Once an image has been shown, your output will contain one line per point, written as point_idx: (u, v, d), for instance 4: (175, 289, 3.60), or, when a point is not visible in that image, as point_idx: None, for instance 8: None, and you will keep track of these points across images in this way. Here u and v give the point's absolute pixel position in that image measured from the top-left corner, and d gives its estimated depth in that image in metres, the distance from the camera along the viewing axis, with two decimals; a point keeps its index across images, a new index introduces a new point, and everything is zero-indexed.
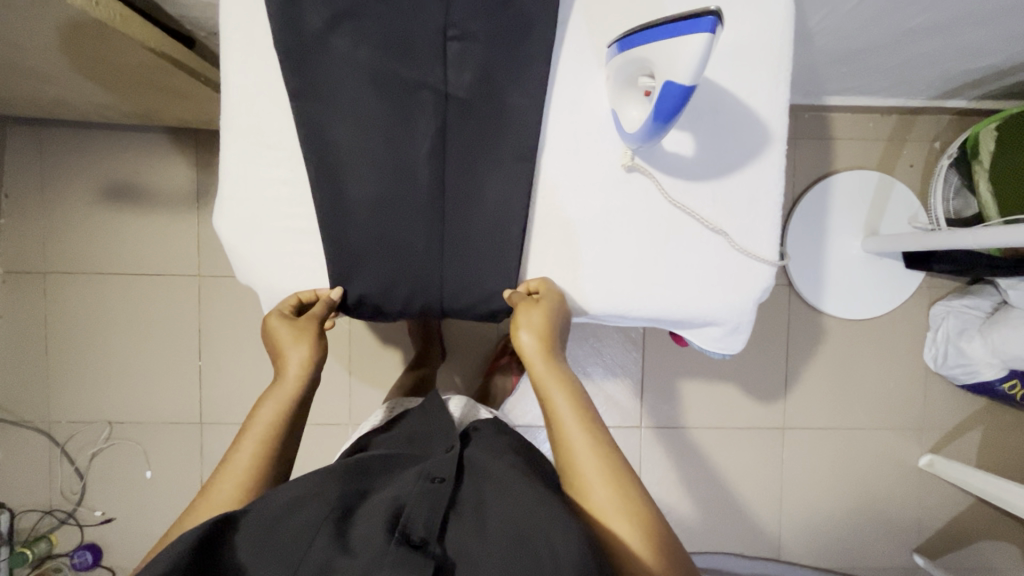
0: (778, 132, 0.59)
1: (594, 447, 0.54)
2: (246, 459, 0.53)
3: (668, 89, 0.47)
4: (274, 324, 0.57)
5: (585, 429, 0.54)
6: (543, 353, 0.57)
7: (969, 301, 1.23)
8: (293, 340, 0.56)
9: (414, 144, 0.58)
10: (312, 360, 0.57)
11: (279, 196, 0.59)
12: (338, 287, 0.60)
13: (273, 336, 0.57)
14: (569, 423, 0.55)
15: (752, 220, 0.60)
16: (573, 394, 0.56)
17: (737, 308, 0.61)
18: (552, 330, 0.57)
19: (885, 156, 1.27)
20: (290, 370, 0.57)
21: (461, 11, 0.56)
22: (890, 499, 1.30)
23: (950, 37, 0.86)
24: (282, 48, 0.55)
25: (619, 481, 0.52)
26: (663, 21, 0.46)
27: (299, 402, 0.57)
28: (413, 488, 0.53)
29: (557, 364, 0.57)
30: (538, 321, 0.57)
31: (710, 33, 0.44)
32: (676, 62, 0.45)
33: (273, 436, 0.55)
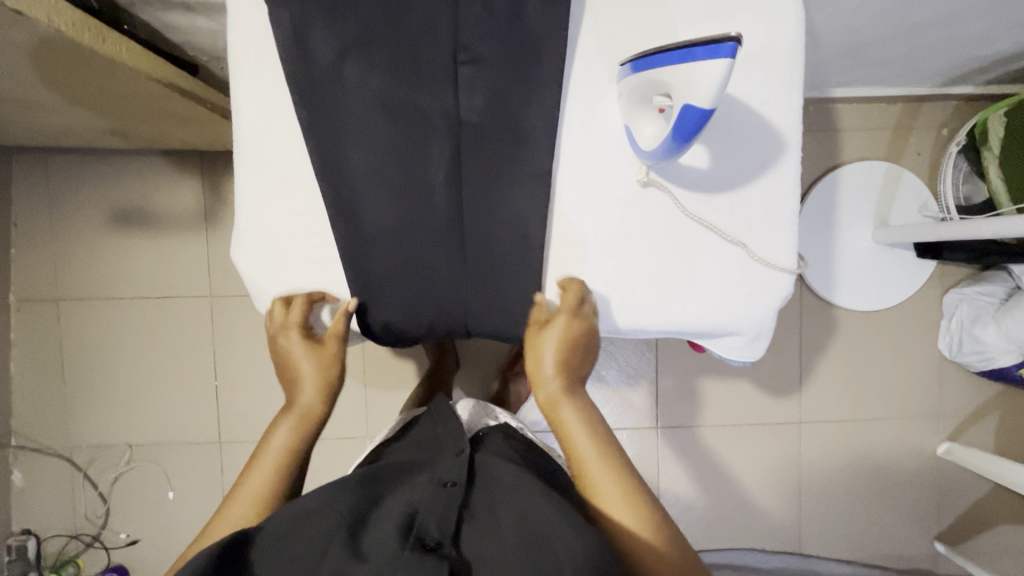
0: (793, 139, 0.59)
1: (603, 458, 0.54)
2: (262, 478, 0.54)
3: (687, 112, 0.47)
4: (296, 342, 0.58)
5: (593, 443, 0.55)
6: (554, 372, 0.57)
7: (982, 288, 1.22)
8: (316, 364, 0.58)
9: (427, 169, 0.58)
10: (327, 383, 0.58)
11: (295, 227, 0.59)
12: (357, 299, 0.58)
13: (293, 354, 0.58)
14: (577, 435, 0.55)
15: (770, 230, 0.60)
16: (583, 412, 0.56)
17: (758, 318, 0.61)
18: (564, 347, 0.57)
19: (892, 146, 1.26)
20: (306, 393, 0.57)
21: (471, 34, 0.55)
22: (909, 487, 1.31)
23: (958, 25, 0.85)
24: (293, 82, 0.55)
25: (633, 493, 0.53)
26: (676, 45, 0.46)
27: (316, 425, 0.58)
28: (424, 493, 0.53)
29: (565, 380, 0.57)
30: (551, 339, 0.57)
31: (729, 59, 0.44)
32: (694, 85, 0.45)
33: (290, 456, 0.56)
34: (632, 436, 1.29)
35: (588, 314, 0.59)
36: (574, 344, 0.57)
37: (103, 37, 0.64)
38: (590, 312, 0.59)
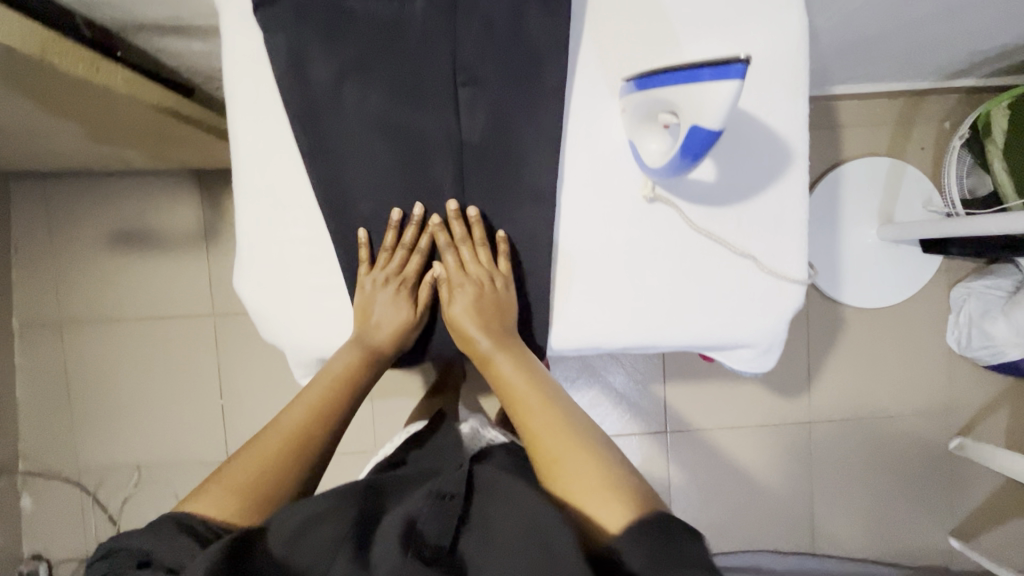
0: (800, 149, 0.58)
1: (539, 401, 0.56)
2: (317, 398, 0.57)
3: (695, 133, 0.46)
4: (380, 283, 0.58)
5: (530, 385, 0.57)
6: (484, 336, 0.58)
7: (990, 281, 1.21)
8: (394, 310, 0.59)
9: (431, 195, 0.57)
10: (401, 332, 0.60)
11: (299, 255, 0.58)
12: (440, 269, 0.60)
13: (369, 296, 0.58)
14: (513, 378, 0.57)
15: (779, 241, 0.59)
16: (518, 372, 0.57)
17: (770, 331, 0.60)
18: (479, 305, 0.58)
19: (895, 141, 1.25)
20: (382, 335, 0.59)
21: (470, 55, 0.55)
22: (922, 482, 1.30)
23: (960, 20, 0.84)
24: (292, 109, 0.55)
25: (584, 454, 0.51)
26: (681, 66, 0.45)
27: (376, 364, 0.59)
28: (423, 503, 0.51)
29: (494, 332, 0.58)
30: (462, 308, 0.58)
31: (739, 81, 0.43)
32: (702, 108, 0.44)
33: (347, 385, 0.58)
34: (642, 441, 1.28)
35: (487, 264, 0.59)
36: (486, 304, 0.58)
37: (98, 67, 0.64)
38: (482, 267, 0.58)
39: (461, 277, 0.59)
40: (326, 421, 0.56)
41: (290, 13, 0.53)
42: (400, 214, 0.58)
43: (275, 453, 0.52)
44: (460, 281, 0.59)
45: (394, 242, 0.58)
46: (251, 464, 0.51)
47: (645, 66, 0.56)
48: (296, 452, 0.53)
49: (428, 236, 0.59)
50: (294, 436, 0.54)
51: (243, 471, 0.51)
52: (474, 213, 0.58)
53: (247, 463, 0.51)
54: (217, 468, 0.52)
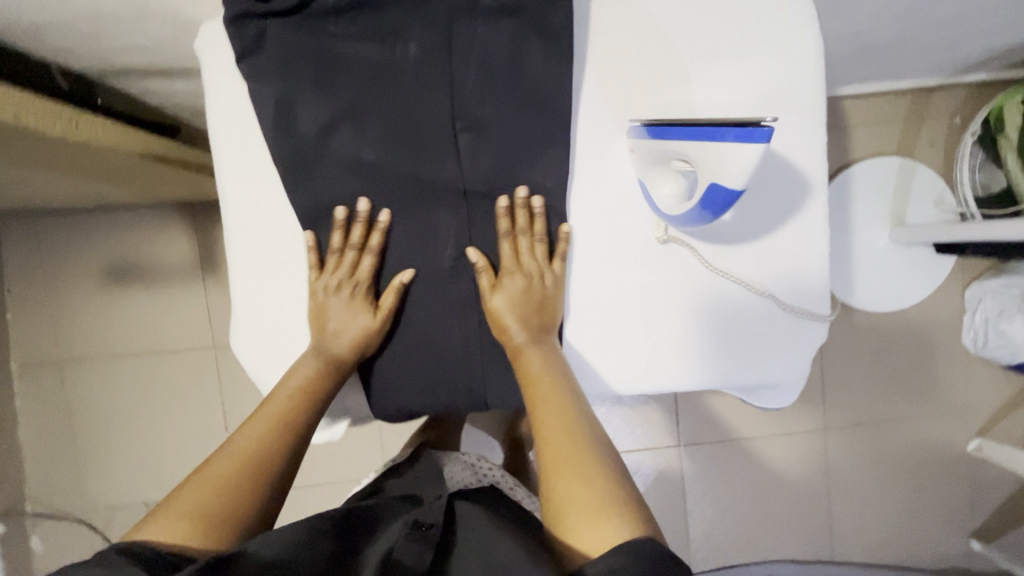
0: (819, 180, 0.55)
1: (558, 405, 0.50)
2: (274, 412, 0.51)
3: (715, 191, 0.44)
4: (330, 288, 0.54)
5: (553, 388, 0.51)
6: (520, 329, 0.53)
7: (1006, 280, 1.17)
8: (350, 315, 0.53)
9: (435, 247, 0.54)
10: (367, 340, 0.54)
11: (299, 314, 0.56)
12: (408, 270, 0.54)
13: (322, 302, 0.54)
14: (538, 376, 0.52)
15: (800, 279, 0.56)
16: (550, 370, 0.52)
17: (792, 371, 0.58)
18: (524, 298, 0.53)
19: (904, 139, 1.22)
20: (342, 343, 0.53)
21: (470, 102, 0.51)
22: (940, 484, 1.28)
23: (975, 20, 0.81)
24: (284, 164, 0.52)
25: (585, 467, 0.46)
26: (706, 122, 0.43)
27: (339, 374, 0.54)
28: (398, 534, 0.49)
29: (530, 329, 0.54)
30: (502, 300, 0.54)
31: (765, 144, 0.40)
32: (725, 168, 0.43)
33: (307, 397, 0.52)
34: (656, 456, 1.26)
35: (540, 258, 0.55)
36: (529, 298, 0.54)
37: (77, 121, 0.61)
38: (538, 258, 0.54)
39: (510, 266, 0.54)
40: (284, 438, 0.50)
41: (274, 65, 0.50)
42: (346, 213, 0.53)
43: (233, 475, 0.46)
44: (508, 271, 0.54)
45: (342, 244, 0.54)
46: (208, 487, 0.45)
47: (652, 100, 0.54)
48: (257, 471, 0.47)
49: (379, 231, 0.53)
50: (253, 455, 0.48)
51: (198, 496, 0.44)
52: (538, 204, 0.54)
53: (202, 486, 0.45)
54: (165, 498, 0.45)
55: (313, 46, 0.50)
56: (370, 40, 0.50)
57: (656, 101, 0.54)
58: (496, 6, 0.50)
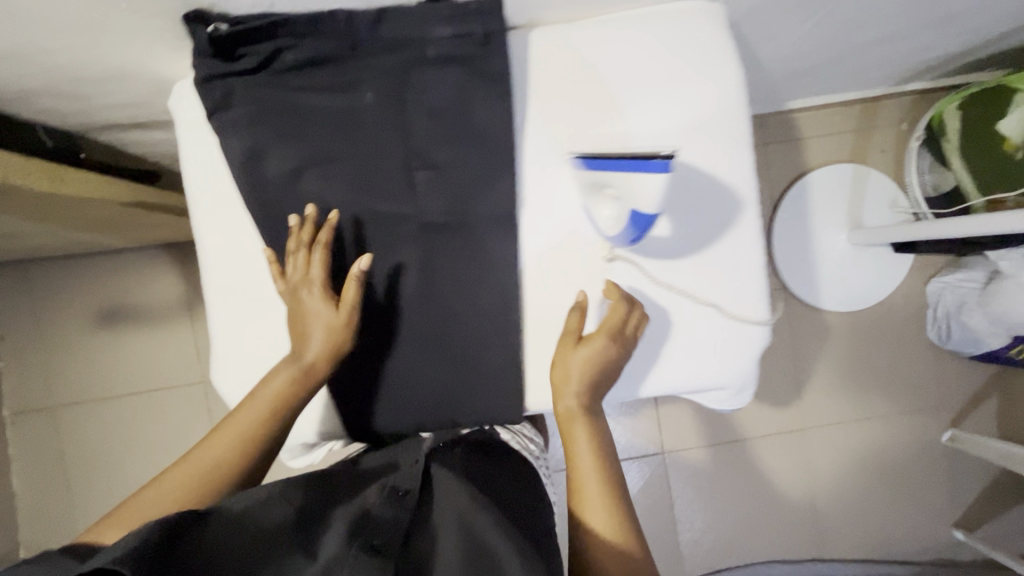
0: (749, 197, 0.60)
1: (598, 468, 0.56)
2: (250, 419, 0.54)
3: (636, 216, 0.53)
4: (301, 292, 0.56)
5: (595, 454, 0.57)
6: (582, 392, 0.58)
7: (962, 274, 1.23)
8: (314, 320, 0.55)
9: (399, 274, 0.58)
10: (337, 343, 0.56)
11: (273, 345, 0.59)
12: (366, 256, 0.55)
13: (299, 308, 0.56)
14: (583, 444, 0.57)
15: (740, 287, 0.61)
16: (598, 440, 0.58)
17: (740, 372, 0.62)
18: (603, 365, 0.58)
19: (856, 147, 1.28)
20: (314, 349, 0.55)
21: (423, 143, 0.56)
22: (920, 476, 1.31)
23: (901, 38, 0.87)
24: (253, 205, 0.56)
25: (615, 521, 0.53)
26: (623, 154, 0.51)
27: (314, 383, 0.55)
28: (376, 497, 0.49)
29: (595, 398, 0.58)
30: (581, 356, 0.58)
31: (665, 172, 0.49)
32: (640, 196, 0.51)
33: (279, 407, 0.54)
34: (642, 465, 1.28)
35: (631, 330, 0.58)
36: (609, 363, 0.58)
37: (63, 177, 0.65)
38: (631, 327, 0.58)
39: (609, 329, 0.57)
40: (252, 447, 0.53)
41: (243, 119, 0.54)
42: (297, 220, 0.56)
43: (197, 479, 0.50)
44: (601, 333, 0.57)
45: (296, 244, 0.56)
46: (176, 487, 0.49)
47: (591, 133, 0.59)
48: (220, 477, 0.51)
49: (329, 227, 0.56)
50: (218, 463, 0.51)
51: (165, 494, 0.49)
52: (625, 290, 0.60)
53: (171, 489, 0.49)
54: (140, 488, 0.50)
55: (279, 99, 0.55)
56: (329, 92, 0.55)
57: (595, 134, 0.59)
58: (443, 55, 0.54)
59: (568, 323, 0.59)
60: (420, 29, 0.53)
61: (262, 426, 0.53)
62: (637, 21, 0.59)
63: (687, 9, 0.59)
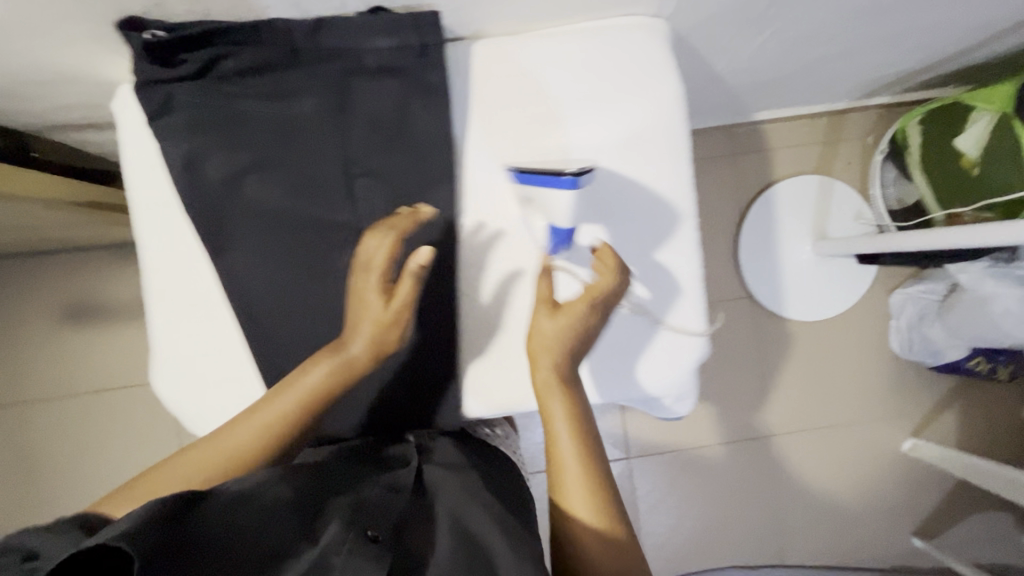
0: (687, 210, 0.61)
1: (576, 442, 0.55)
2: (283, 410, 0.53)
3: (556, 229, 0.58)
4: (366, 279, 0.55)
5: (576, 435, 0.55)
6: (556, 358, 0.57)
7: (925, 286, 1.26)
8: (365, 313, 0.54)
9: (336, 280, 0.58)
10: (382, 343, 0.55)
11: (213, 346, 0.59)
12: (428, 250, 0.54)
13: (359, 295, 0.55)
14: (560, 423, 0.56)
15: (676, 298, 0.62)
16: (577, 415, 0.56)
17: (677, 381, 0.63)
18: (577, 332, 0.57)
19: (823, 158, 1.30)
20: (358, 345, 0.55)
21: (361, 152, 0.57)
22: (882, 483, 1.33)
23: (857, 54, 0.89)
24: (191, 208, 0.56)
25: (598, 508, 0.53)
26: (536, 171, 0.55)
27: (352, 378, 0.55)
28: (374, 490, 0.51)
29: (569, 374, 0.57)
30: (557, 321, 0.57)
31: (572, 188, 0.54)
32: (554, 211, 0.56)
33: (314, 403, 0.53)
34: None
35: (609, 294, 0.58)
36: (587, 331, 0.58)
37: (8, 177, 0.65)
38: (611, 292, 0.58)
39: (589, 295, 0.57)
40: (281, 441, 0.52)
41: (183, 124, 0.55)
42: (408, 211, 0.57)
43: (215, 465, 0.50)
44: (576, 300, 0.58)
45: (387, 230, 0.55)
46: (197, 467, 0.50)
47: (531, 144, 0.60)
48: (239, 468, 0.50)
49: (416, 218, 0.56)
50: (237, 454, 0.50)
51: (185, 474, 0.49)
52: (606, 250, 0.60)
53: (186, 475, 0.49)
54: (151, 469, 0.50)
55: (219, 105, 0.55)
56: (269, 98, 0.55)
57: (534, 145, 0.60)
58: (380, 65, 0.55)
59: (539, 292, 0.59)
60: (359, 41, 0.53)
61: (294, 420, 0.53)
62: (579, 35, 0.60)
63: (627, 25, 0.60)
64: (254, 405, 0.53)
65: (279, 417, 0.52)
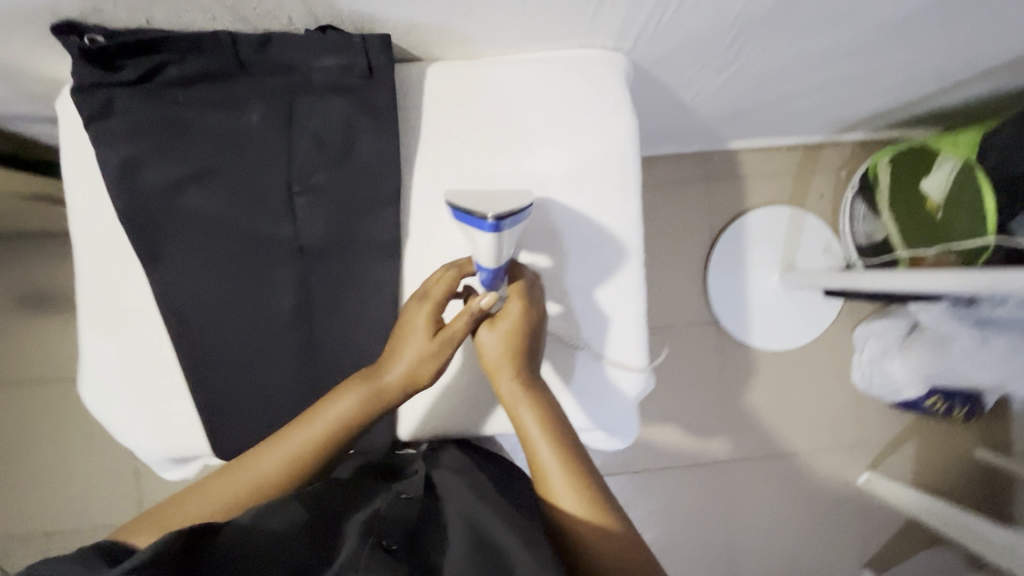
0: (633, 244, 0.61)
1: (558, 449, 0.54)
2: (313, 436, 0.53)
3: (480, 267, 0.53)
4: (412, 309, 0.55)
5: (555, 439, 0.54)
6: (512, 372, 0.56)
7: (887, 322, 1.26)
8: (405, 340, 0.55)
9: (274, 296, 0.58)
10: (418, 374, 0.54)
11: (144, 355, 0.59)
12: (490, 294, 0.53)
13: (403, 321, 0.55)
14: (532, 427, 0.55)
15: (617, 333, 0.62)
16: (544, 419, 0.55)
17: (613, 415, 0.64)
18: (519, 337, 0.55)
19: (797, 189, 1.30)
20: (392, 374, 0.54)
21: (304, 169, 0.56)
22: (836, 513, 1.34)
23: (824, 94, 0.90)
24: (126, 215, 0.55)
25: (588, 498, 0.52)
26: (456, 206, 0.49)
27: (383, 406, 0.55)
28: (382, 502, 0.51)
29: (523, 376, 0.56)
30: (491, 332, 0.56)
31: (493, 232, 0.48)
32: (477, 251, 0.51)
33: (341, 431, 0.53)
34: None
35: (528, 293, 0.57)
36: (531, 332, 0.56)
37: None
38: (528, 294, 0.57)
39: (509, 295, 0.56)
40: (311, 466, 0.53)
41: (122, 129, 0.53)
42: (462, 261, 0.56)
43: (243, 487, 0.51)
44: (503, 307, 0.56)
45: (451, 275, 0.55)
46: (221, 495, 0.51)
47: (480, 170, 0.59)
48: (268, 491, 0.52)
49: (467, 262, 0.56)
50: (265, 477, 0.52)
51: (208, 502, 0.51)
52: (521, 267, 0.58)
53: (216, 496, 0.51)
54: (189, 488, 0.52)
55: (159, 111, 0.54)
56: (211, 109, 0.54)
57: (482, 171, 0.59)
58: (328, 83, 0.55)
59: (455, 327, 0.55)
60: (305, 57, 0.53)
61: (323, 445, 0.53)
62: (533, 63, 0.60)
63: (584, 56, 0.60)
64: (285, 429, 0.54)
65: (308, 443, 0.53)
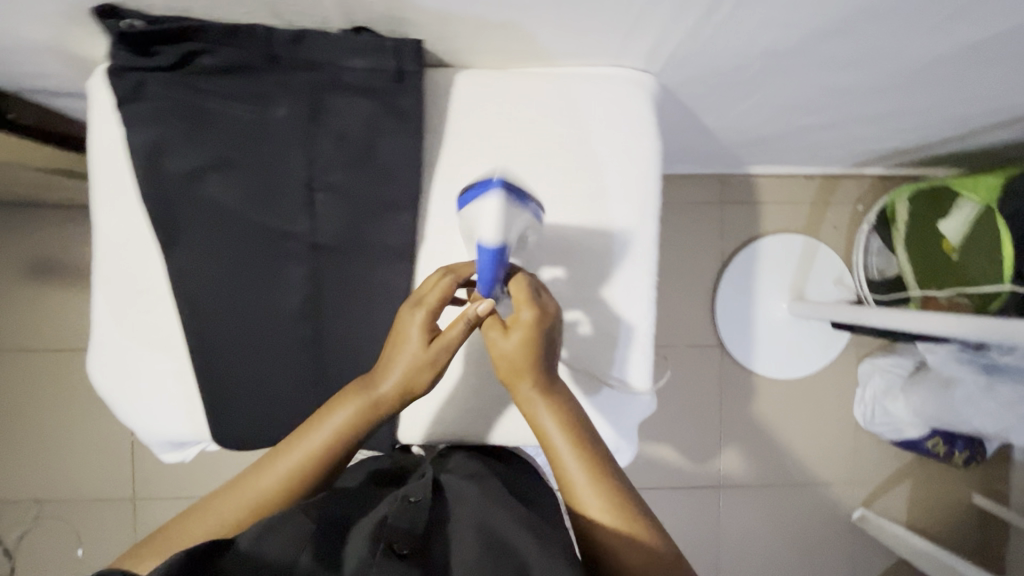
0: (646, 266, 0.61)
1: (581, 456, 0.53)
2: (308, 449, 0.53)
3: (481, 250, 0.52)
4: (408, 316, 0.54)
5: (575, 444, 0.53)
6: (529, 378, 0.55)
7: (893, 360, 1.27)
8: (400, 353, 0.54)
9: (284, 291, 0.58)
10: (413, 385, 0.54)
11: (152, 336, 0.59)
12: (485, 303, 0.53)
13: (400, 332, 0.55)
14: (553, 433, 0.54)
15: (623, 353, 0.62)
16: (563, 422, 0.54)
17: (613, 434, 0.64)
18: (532, 345, 0.54)
19: (811, 219, 1.30)
20: (388, 384, 0.54)
21: (324, 167, 0.57)
22: (826, 548, 1.33)
23: (847, 128, 0.89)
24: (146, 199, 0.55)
25: (614, 503, 0.51)
26: (468, 184, 0.53)
27: (377, 417, 0.54)
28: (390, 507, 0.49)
29: (540, 380, 0.55)
30: (500, 340, 0.55)
31: (499, 190, 0.52)
32: (481, 225, 0.51)
33: (336, 444, 0.53)
34: None
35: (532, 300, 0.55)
36: (543, 343, 0.55)
37: None
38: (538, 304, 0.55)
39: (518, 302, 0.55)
40: (307, 480, 0.53)
41: (149, 114, 0.54)
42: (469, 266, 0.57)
43: (242, 504, 0.52)
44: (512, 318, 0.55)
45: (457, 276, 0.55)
46: (222, 515, 0.51)
47: None
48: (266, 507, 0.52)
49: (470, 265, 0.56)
50: (263, 493, 0.52)
51: (209, 523, 0.51)
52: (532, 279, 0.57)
53: (215, 516, 0.51)
54: (190, 508, 0.53)
55: (186, 100, 0.54)
56: (237, 100, 0.55)
57: None
58: (356, 84, 0.55)
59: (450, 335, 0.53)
60: (335, 57, 0.53)
61: (319, 458, 0.53)
62: (562, 80, 0.60)
63: (612, 75, 0.60)
64: (283, 443, 0.55)
65: (304, 456, 0.53)
